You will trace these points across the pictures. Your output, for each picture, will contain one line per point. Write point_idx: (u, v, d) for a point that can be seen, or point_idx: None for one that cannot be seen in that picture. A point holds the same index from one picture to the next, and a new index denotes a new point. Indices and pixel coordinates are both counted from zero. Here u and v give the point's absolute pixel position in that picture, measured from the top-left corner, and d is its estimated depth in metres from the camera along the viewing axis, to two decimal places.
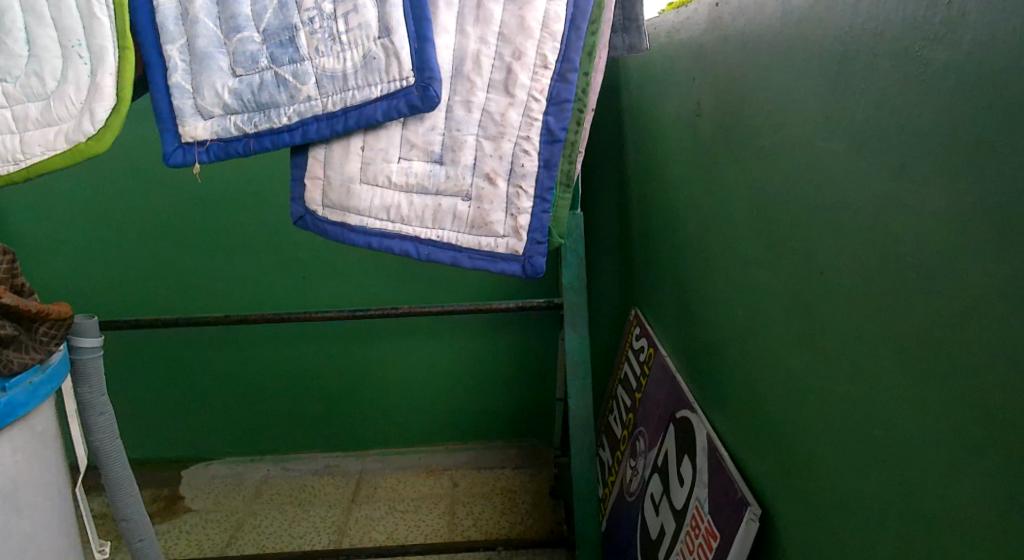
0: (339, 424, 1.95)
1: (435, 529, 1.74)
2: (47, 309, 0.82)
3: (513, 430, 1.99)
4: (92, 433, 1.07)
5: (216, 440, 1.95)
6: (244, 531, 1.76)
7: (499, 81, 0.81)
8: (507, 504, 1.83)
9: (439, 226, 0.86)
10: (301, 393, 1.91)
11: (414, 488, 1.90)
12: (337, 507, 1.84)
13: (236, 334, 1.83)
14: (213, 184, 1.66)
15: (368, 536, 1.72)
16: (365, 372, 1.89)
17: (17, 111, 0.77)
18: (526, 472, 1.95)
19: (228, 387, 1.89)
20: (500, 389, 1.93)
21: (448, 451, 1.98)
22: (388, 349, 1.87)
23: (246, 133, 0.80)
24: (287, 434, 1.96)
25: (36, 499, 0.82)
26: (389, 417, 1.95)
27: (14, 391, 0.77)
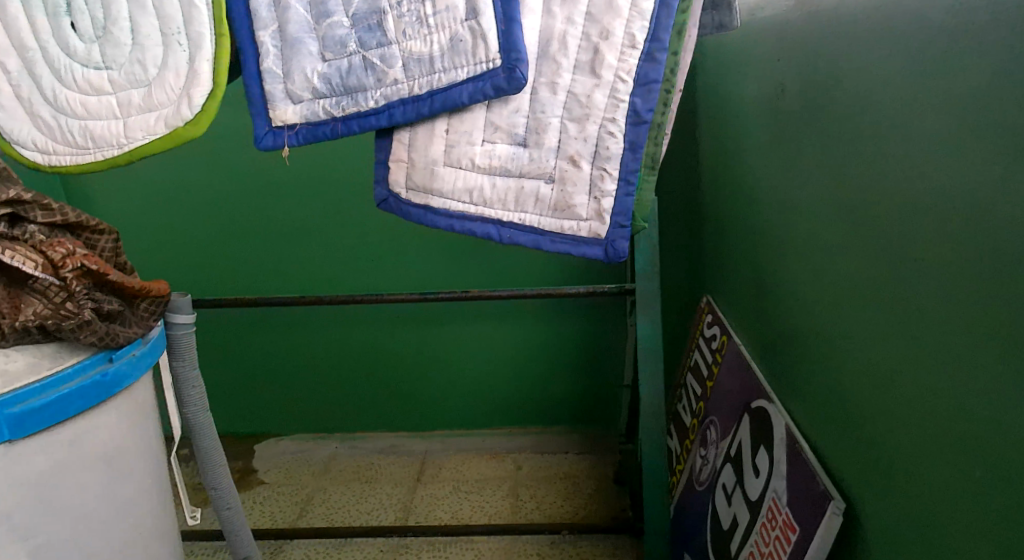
0: (408, 404, 1.99)
1: (498, 510, 1.76)
2: (148, 286, 0.85)
3: (578, 415, 1.98)
4: (184, 405, 1.12)
5: (290, 417, 2.01)
6: (314, 505, 1.82)
7: (585, 62, 0.80)
8: (572, 489, 1.83)
9: (521, 209, 0.86)
10: (372, 373, 1.95)
11: (479, 470, 1.92)
12: (402, 486, 1.87)
13: (312, 315, 1.89)
14: (293, 168, 1.70)
15: (434, 514, 1.75)
16: (435, 355, 1.92)
17: (121, 97, 0.81)
18: (590, 459, 1.95)
19: (304, 365, 1.95)
20: (569, 374, 1.93)
21: (513, 435, 1.99)
22: (457, 332, 1.89)
23: (333, 116, 0.82)
24: (357, 413, 2.00)
25: (137, 467, 0.85)
26: (457, 399, 1.97)
27: (119, 362, 0.81)
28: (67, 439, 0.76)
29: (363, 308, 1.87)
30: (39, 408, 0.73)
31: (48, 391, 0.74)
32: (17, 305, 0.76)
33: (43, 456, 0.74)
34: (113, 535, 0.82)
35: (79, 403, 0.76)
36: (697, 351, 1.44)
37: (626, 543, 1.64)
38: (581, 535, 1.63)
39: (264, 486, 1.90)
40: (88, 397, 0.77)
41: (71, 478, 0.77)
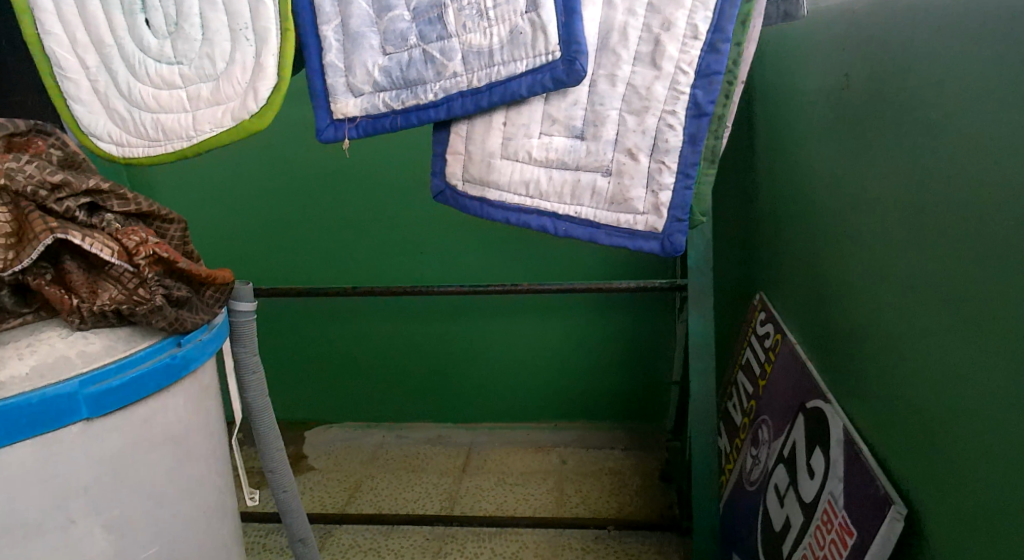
0: (456, 396, 2.00)
1: (543, 503, 1.76)
2: (215, 274, 0.88)
3: (623, 412, 1.97)
4: (245, 389, 1.15)
5: (341, 406, 2.05)
6: (362, 492, 1.85)
7: (646, 54, 0.80)
8: (617, 484, 1.82)
9: (577, 202, 0.86)
10: (421, 364, 1.98)
11: (524, 463, 1.93)
12: (447, 476, 1.89)
13: (365, 305, 1.92)
14: (348, 161, 1.73)
15: (479, 505, 1.77)
16: (484, 347, 1.93)
17: (191, 91, 0.84)
18: (635, 455, 1.94)
19: (356, 354, 1.99)
20: (618, 369, 1.92)
21: (558, 429, 1.99)
22: (505, 325, 1.90)
23: (393, 109, 0.83)
24: (406, 403, 2.03)
25: (202, 449, 0.88)
26: (504, 392, 1.98)
27: (189, 346, 0.84)
28: (138, 418, 0.79)
29: (414, 300, 1.90)
30: (115, 388, 0.76)
31: (123, 371, 0.77)
32: (90, 290, 0.79)
33: (117, 434, 0.77)
34: (178, 513, 0.85)
35: (151, 383, 0.79)
36: (749, 349, 1.42)
37: (672, 541, 1.62)
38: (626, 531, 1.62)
39: (313, 472, 1.94)
40: (159, 379, 0.80)
41: (142, 456, 0.80)
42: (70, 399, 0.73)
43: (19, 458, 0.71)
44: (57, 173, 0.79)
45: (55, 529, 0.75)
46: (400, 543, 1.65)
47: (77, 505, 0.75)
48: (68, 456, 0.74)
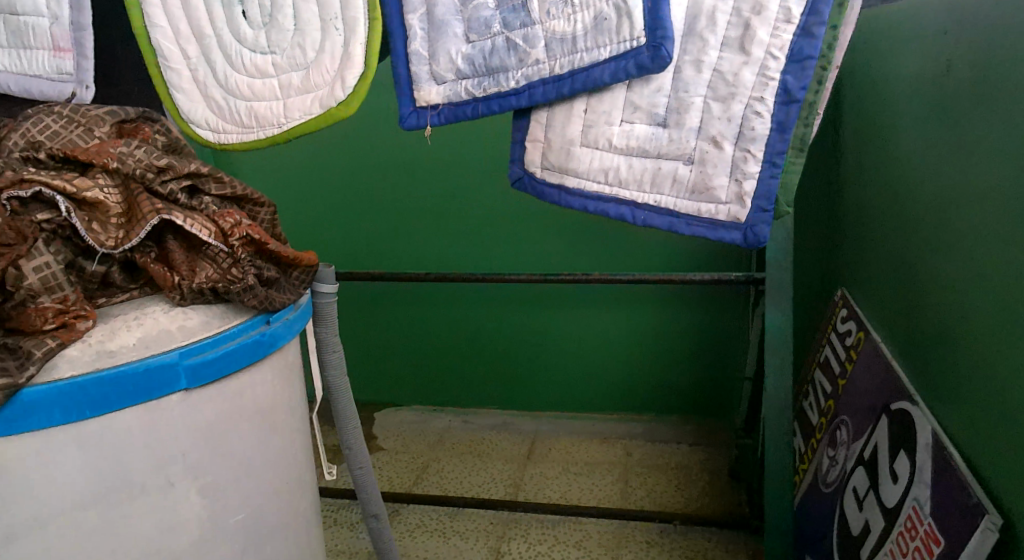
0: (521, 383, 2.02)
1: (608, 494, 1.76)
2: (302, 256, 0.91)
3: (693, 406, 1.93)
4: (326, 368, 1.19)
5: (413, 389, 2.10)
6: (429, 473, 1.87)
7: (735, 38, 0.81)
8: (683, 480, 1.80)
9: (658, 190, 0.87)
10: (492, 351, 2.00)
11: (588, 453, 1.92)
12: (512, 463, 1.90)
13: (440, 291, 1.96)
14: (426, 148, 1.76)
15: (543, 493, 1.77)
16: (555, 336, 1.94)
17: (283, 80, 0.91)
18: (703, 450, 1.91)
19: (429, 339, 2.03)
20: (689, 364, 1.89)
21: (624, 421, 1.97)
22: (576, 315, 1.90)
23: (475, 96, 0.86)
24: (474, 388, 2.06)
25: (284, 425, 0.92)
26: (572, 382, 1.98)
27: (277, 325, 0.87)
28: (230, 391, 0.83)
29: (482, 289, 1.93)
30: (211, 360, 0.79)
31: (218, 345, 0.80)
32: (189, 268, 0.84)
33: (210, 406, 0.81)
34: (263, 483, 0.89)
35: (243, 358, 0.83)
36: (828, 346, 1.38)
37: (740, 540, 1.59)
38: (692, 526, 1.60)
39: (382, 452, 1.98)
40: (250, 354, 0.83)
41: (232, 427, 0.84)
42: (173, 369, 0.76)
43: (127, 422, 0.75)
44: (163, 158, 0.84)
45: (157, 491, 0.78)
46: (464, 525, 1.68)
47: (176, 470, 0.79)
48: (169, 424, 0.78)
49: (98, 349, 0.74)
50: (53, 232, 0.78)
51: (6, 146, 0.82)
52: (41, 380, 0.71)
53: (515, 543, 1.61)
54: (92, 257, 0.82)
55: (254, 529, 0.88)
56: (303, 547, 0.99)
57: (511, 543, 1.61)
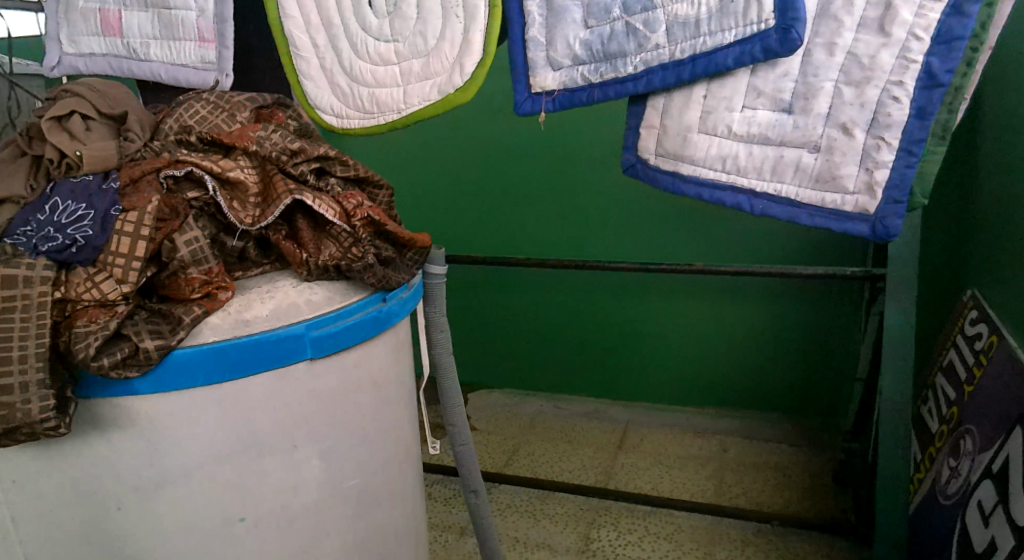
0: (614, 372, 2.01)
1: (701, 489, 1.72)
2: (415, 237, 0.94)
3: (797, 405, 1.87)
4: (434, 346, 1.23)
5: (512, 373, 2.13)
6: (519, 456, 1.88)
7: (874, 19, 0.78)
8: (784, 481, 1.74)
9: (778, 179, 0.85)
10: (592, 338, 2.00)
11: (682, 446, 1.89)
12: (604, 451, 1.88)
13: (541, 278, 1.99)
14: (536, 134, 1.77)
15: (634, 483, 1.75)
16: (656, 327, 1.92)
17: (404, 67, 0.95)
18: (806, 451, 1.83)
19: (532, 324, 2.05)
20: (796, 361, 1.83)
21: (722, 416, 1.93)
22: (678, 305, 1.87)
23: (591, 82, 0.87)
24: (571, 374, 2.06)
25: (394, 399, 0.96)
26: (671, 374, 1.95)
27: (391, 303, 0.91)
28: (349, 363, 0.87)
29: (579, 275, 1.95)
30: (334, 333, 0.84)
31: (340, 319, 0.85)
32: (315, 246, 0.88)
33: (330, 377, 0.85)
34: (375, 453, 0.93)
35: (360, 333, 0.87)
36: (953, 349, 1.30)
37: (844, 547, 1.53)
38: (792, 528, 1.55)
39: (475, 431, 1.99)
40: (367, 330, 0.88)
41: (348, 398, 0.88)
42: (299, 340, 0.81)
43: (259, 387, 0.80)
44: (296, 142, 0.88)
45: (282, 453, 0.84)
46: (554, 508, 1.69)
47: (300, 434, 0.84)
48: (295, 391, 0.83)
49: (236, 318, 0.80)
50: (200, 210, 0.85)
51: (163, 130, 0.89)
52: (189, 343, 0.77)
53: (605, 531, 1.61)
54: (233, 234, 0.87)
55: (364, 496, 0.93)
56: (406, 518, 1.02)
57: (601, 530, 1.61)
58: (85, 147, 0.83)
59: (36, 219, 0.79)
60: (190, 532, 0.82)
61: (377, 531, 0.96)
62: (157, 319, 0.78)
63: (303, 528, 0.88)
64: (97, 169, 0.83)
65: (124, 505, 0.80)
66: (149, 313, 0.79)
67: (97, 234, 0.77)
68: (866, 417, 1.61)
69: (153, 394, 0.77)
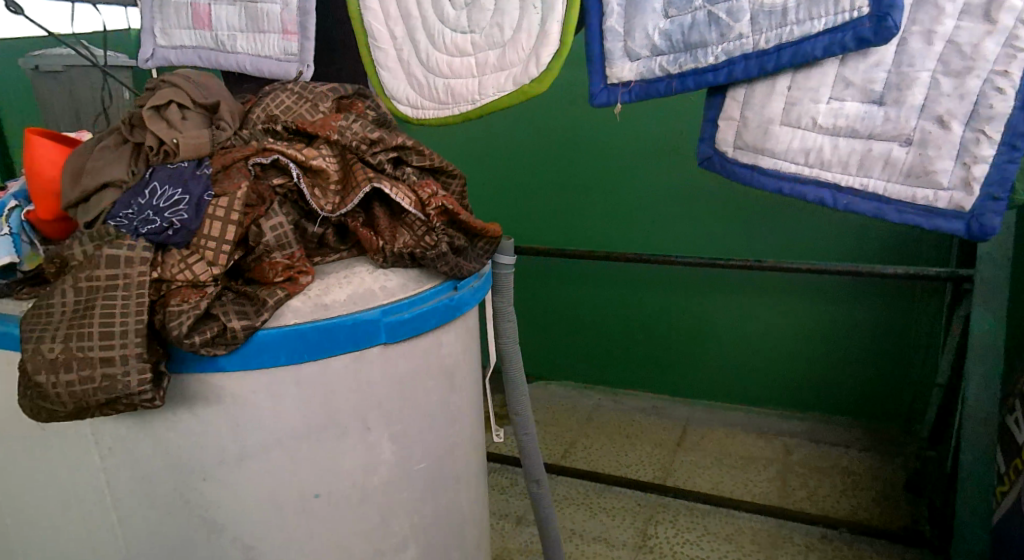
0: (676, 366, 1.98)
1: (764, 491, 1.69)
2: (488, 227, 0.95)
3: (869, 411, 1.81)
4: (501, 335, 1.23)
5: (574, 367, 2.12)
6: (577, 449, 1.87)
7: (977, 6, 0.75)
8: (852, 486, 1.69)
9: (866, 173, 0.83)
10: (657, 334, 1.97)
11: (745, 446, 1.85)
12: (663, 447, 1.86)
13: (603, 272, 1.97)
14: (608, 126, 1.75)
15: (693, 481, 1.73)
16: (722, 325, 1.88)
17: (480, 59, 0.96)
18: (877, 457, 1.78)
19: (595, 318, 2.04)
20: (870, 363, 1.76)
21: (787, 418, 1.88)
22: (748, 303, 1.83)
23: (669, 73, 0.86)
24: (633, 370, 2.04)
25: (462, 387, 0.98)
26: (736, 374, 1.91)
27: (463, 291, 0.93)
28: (422, 348, 0.89)
29: (641, 269, 1.92)
30: (407, 319, 0.86)
31: (415, 305, 0.87)
32: (390, 234, 0.89)
33: (403, 361, 0.87)
34: (443, 438, 0.95)
35: (432, 319, 0.89)
36: None
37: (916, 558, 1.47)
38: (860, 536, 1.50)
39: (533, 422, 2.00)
40: (439, 316, 0.90)
41: (420, 383, 0.90)
42: (375, 324, 0.83)
43: (336, 368, 0.83)
44: (375, 132, 0.90)
45: (356, 434, 0.86)
46: (611, 502, 1.68)
47: (374, 416, 0.87)
48: (370, 374, 0.85)
49: (316, 301, 0.82)
50: (284, 197, 0.88)
51: (251, 120, 0.92)
52: (273, 324, 0.80)
53: (663, 527, 1.59)
54: (314, 220, 0.90)
55: (432, 479, 0.95)
56: (470, 504, 1.04)
57: (659, 527, 1.59)
58: (181, 135, 0.86)
59: (137, 202, 0.82)
60: (268, 507, 0.85)
61: (443, 516, 0.98)
62: (243, 301, 0.81)
63: (374, 508, 0.90)
64: (193, 156, 0.86)
65: (210, 477, 0.83)
66: (235, 295, 0.82)
67: (191, 218, 0.80)
68: (944, 424, 1.53)
69: (238, 371, 0.80)
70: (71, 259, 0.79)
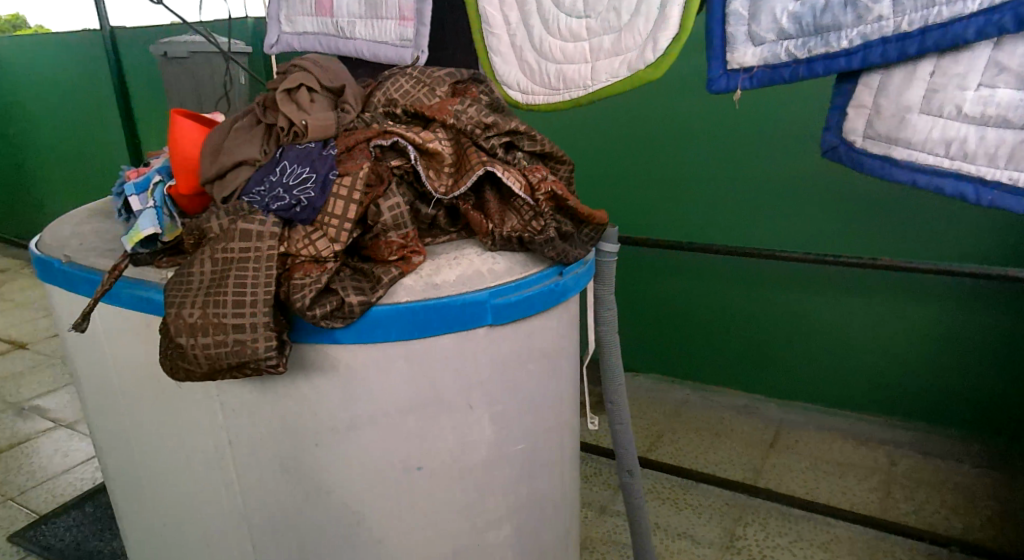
0: (773, 367, 1.89)
1: (864, 501, 1.61)
2: (594, 215, 0.93)
3: (989, 423, 1.69)
4: (601, 322, 1.22)
5: (660, 359, 2.06)
6: (663, 443, 1.83)
7: None
8: (964, 504, 1.58)
9: (1015, 167, 0.79)
10: (754, 333, 1.89)
11: (844, 453, 1.75)
12: (754, 448, 1.79)
13: (696, 267, 1.91)
14: (720, 114, 1.70)
15: (786, 485, 1.66)
16: (823, 326, 1.79)
17: (594, 44, 0.97)
18: (994, 476, 1.64)
19: (684, 314, 1.98)
20: (987, 372, 1.65)
21: (892, 426, 1.78)
22: (858, 303, 1.73)
23: (796, 58, 0.84)
24: (723, 366, 1.97)
25: (561, 372, 0.98)
26: (835, 379, 1.82)
27: (567, 277, 0.92)
28: (526, 332, 0.90)
29: (735, 264, 1.86)
30: (514, 302, 0.86)
31: (521, 289, 0.87)
32: (499, 217, 0.91)
33: (507, 343, 0.88)
34: (542, 421, 0.95)
35: (538, 304, 0.89)
36: None
37: None
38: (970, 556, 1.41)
39: None
40: (543, 301, 0.90)
41: (523, 365, 0.91)
42: (481, 306, 0.84)
43: (444, 347, 0.84)
44: (489, 116, 0.91)
45: (459, 411, 0.88)
46: (698, 499, 1.64)
47: (478, 395, 0.88)
48: (475, 353, 0.86)
49: (427, 281, 0.84)
50: (399, 177, 0.90)
51: (372, 103, 0.94)
52: (386, 301, 0.82)
53: (753, 529, 1.55)
54: (428, 202, 0.92)
55: (530, 460, 0.95)
56: (564, 489, 1.04)
57: (748, 528, 1.55)
58: (310, 117, 0.89)
59: (269, 179, 0.86)
60: (373, 475, 0.88)
61: (538, 497, 0.99)
62: (359, 277, 0.84)
63: (474, 484, 0.91)
64: (320, 136, 0.88)
65: (322, 443, 0.87)
66: (352, 272, 0.85)
67: (317, 196, 0.83)
68: None
69: (352, 344, 0.82)
70: (209, 232, 0.83)
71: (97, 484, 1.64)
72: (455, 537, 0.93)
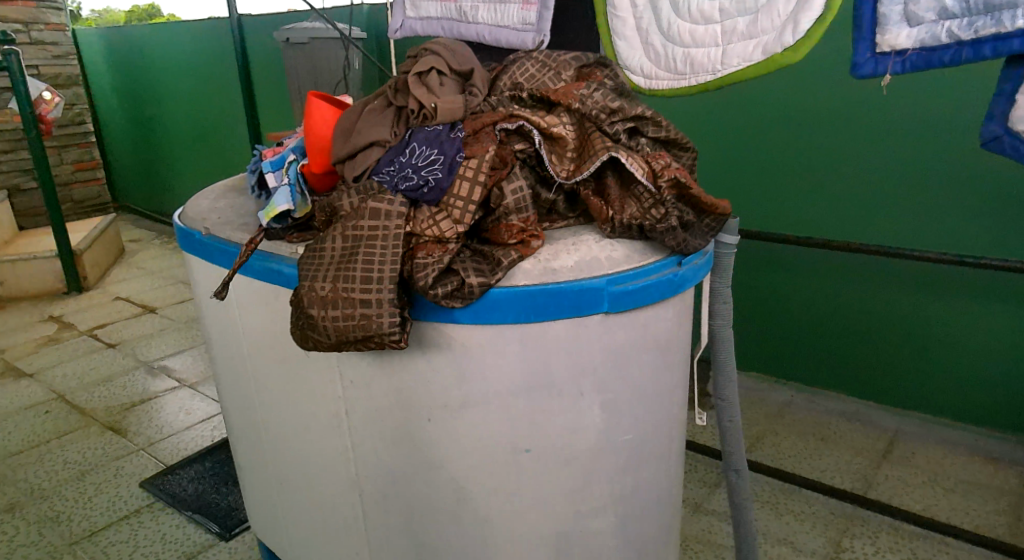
0: (895, 373, 1.75)
1: (991, 524, 1.47)
2: (718, 204, 0.90)
3: None
4: (715, 316, 1.17)
5: (766, 358, 1.95)
6: (765, 444, 1.74)
7: None
8: None
9: None
10: (878, 335, 1.74)
11: (968, 471, 1.61)
12: (866, 457, 1.67)
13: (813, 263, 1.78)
14: (856, 104, 1.61)
15: (901, 499, 1.54)
16: (957, 334, 1.64)
17: (726, 28, 1.05)
18: None
19: (796, 312, 1.85)
20: None
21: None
22: (1001, 311, 1.57)
23: (959, 40, 0.81)
24: (836, 370, 1.83)
25: (674, 365, 0.95)
26: (966, 391, 1.67)
27: (686, 268, 0.89)
28: (642, 321, 0.87)
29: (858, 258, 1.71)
30: (632, 291, 0.84)
31: (640, 278, 0.85)
32: (619, 204, 0.88)
33: (622, 332, 0.86)
34: (652, 413, 0.93)
35: (656, 294, 0.86)
36: None
37: None
38: None
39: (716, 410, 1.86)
40: (661, 291, 0.87)
41: (638, 356, 0.89)
42: (599, 293, 0.83)
43: (559, 333, 0.83)
44: (616, 100, 0.89)
45: (569, 397, 0.86)
46: (801, 506, 1.57)
47: (589, 383, 0.86)
48: (590, 340, 0.85)
49: (545, 265, 0.83)
50: (523, 161, 0.89)
51: (498, 87, 0.94)
52: (505, 284, 0.82)
53: (861, 541, 1.46)
54: (549, 186, 0.91)
55: (636, 451, 0.93)
56: (667, 483, 1.00)
57: (855, 541, 1.46)
58: (438, 100, 0.89)
59: (399, 160, 0.87)
60: (482, 453, 0.88)
61: (642, 489, 0.96)
62: (480, 259, 0.84)
63: (579, 471, 0.90)
64: (446, 119, 0.89)
65: (434, 419, 0.88)
66: (472, 253, 0.85)
67: (444, 177, 0.84)
68: None
69: (470, 325, 0.83)
70: (341, 209, 0.87)
71: (215, 443, 1.74)
72: (558, 522, 0.92)
